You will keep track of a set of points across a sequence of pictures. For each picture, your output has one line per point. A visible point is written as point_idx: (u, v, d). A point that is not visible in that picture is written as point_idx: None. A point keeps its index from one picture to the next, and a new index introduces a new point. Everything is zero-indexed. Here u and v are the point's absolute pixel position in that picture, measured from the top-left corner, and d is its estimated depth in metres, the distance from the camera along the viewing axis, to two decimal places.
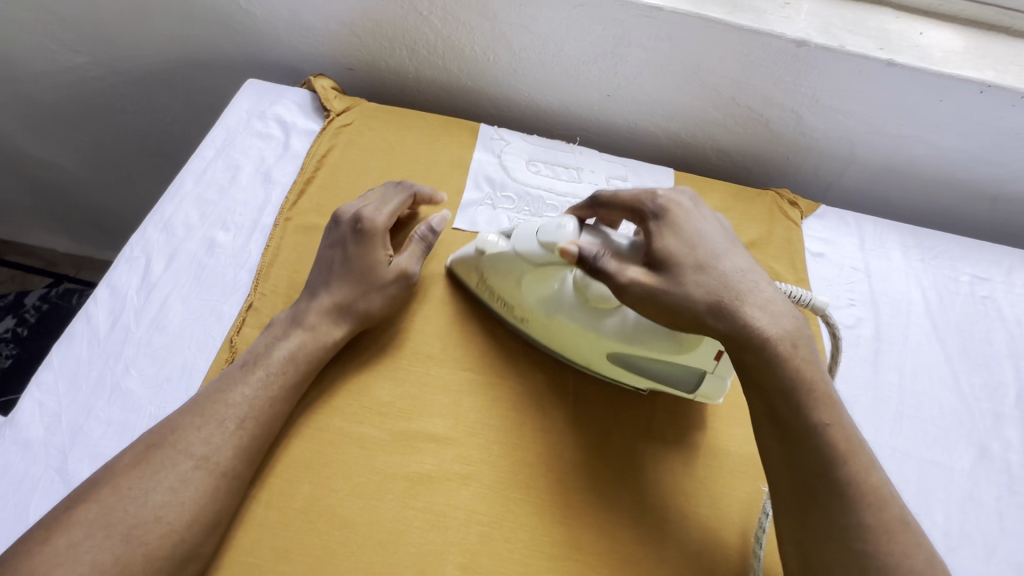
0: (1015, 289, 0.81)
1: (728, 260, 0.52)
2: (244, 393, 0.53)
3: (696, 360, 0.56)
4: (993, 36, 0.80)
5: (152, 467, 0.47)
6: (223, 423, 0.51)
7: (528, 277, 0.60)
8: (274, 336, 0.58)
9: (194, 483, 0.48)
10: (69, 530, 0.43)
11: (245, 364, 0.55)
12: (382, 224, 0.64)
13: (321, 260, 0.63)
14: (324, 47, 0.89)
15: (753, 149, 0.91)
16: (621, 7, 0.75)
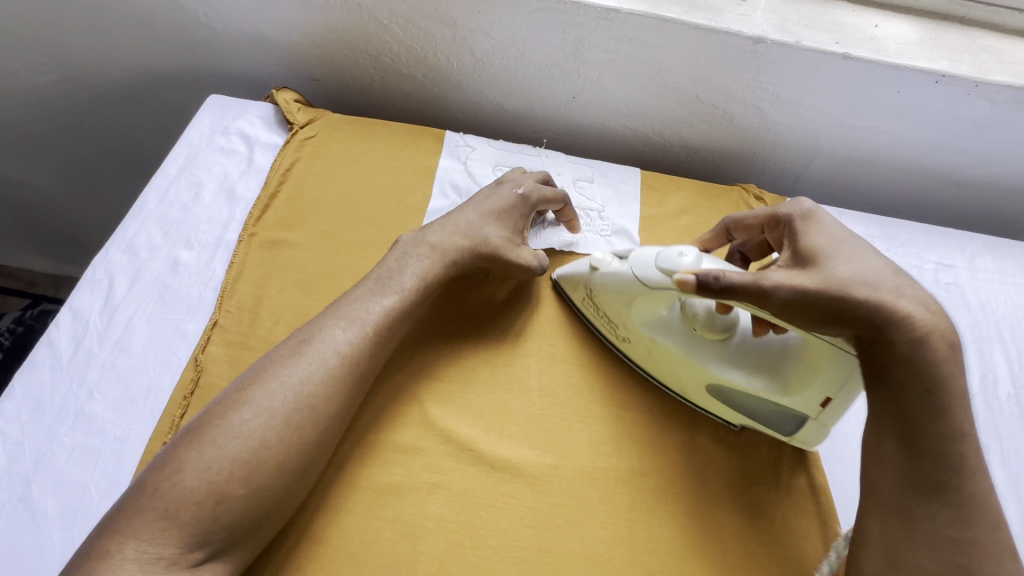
0: (979, 274, 0.82)
1: (867, 256, 0.50)
2: (382, 304, 0.58)
3: (804, 401, 0.55)
4: (946, 27, 0.81)
5: (304, 357, 0.53)
6: (362, 326, 0.56)
7: (639, 304, 0.61)
8: (403, 255, 0.63)
9: (329, 367, 0.53)
10: (241, 408, 0.49)
11: (378, 280, 0.60)
12: (540, 200, 0.70)
13: (475, 204, 0.69)
14: (288, 59, 0.89)
15: (720, 144, 0.92)
16: (579, 11, 0.76)
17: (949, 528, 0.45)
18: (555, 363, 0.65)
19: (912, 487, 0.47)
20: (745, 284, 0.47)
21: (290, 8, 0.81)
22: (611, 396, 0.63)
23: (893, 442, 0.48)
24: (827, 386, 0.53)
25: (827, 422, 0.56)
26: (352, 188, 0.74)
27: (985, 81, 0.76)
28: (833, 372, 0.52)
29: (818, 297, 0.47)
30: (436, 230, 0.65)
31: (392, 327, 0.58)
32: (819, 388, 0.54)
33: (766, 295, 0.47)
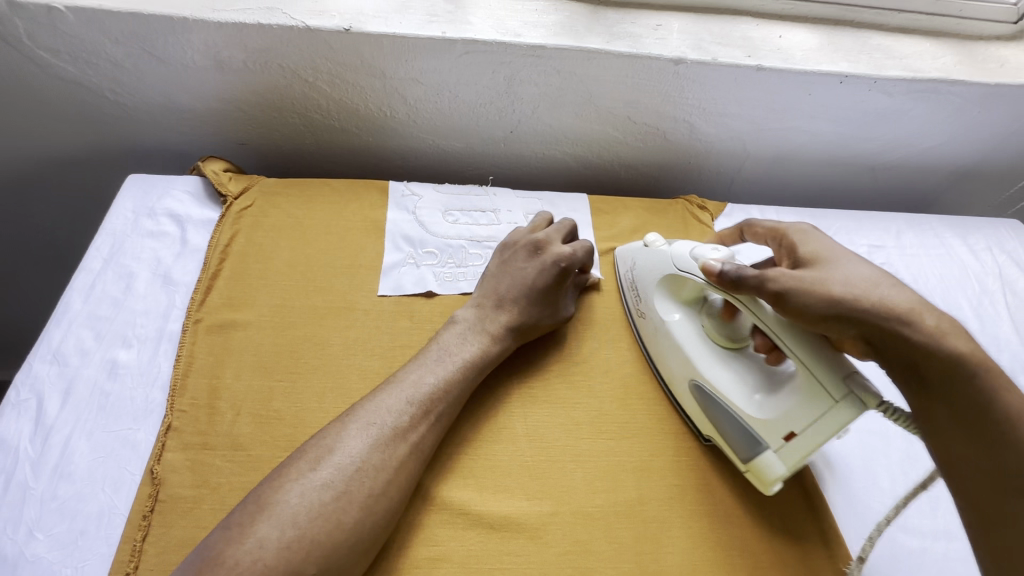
0: (906, 251, 0.89)
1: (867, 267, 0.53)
2: (438, 385, 0.56)
3: (769, 426, 0.54)
4: (840, 31, 0.88)
5: (376, 441, 0.50)
6: (426, 412, 0.54)
7: (667, 281, 0.65)
8: (458, 334, 0.62)
9: (399, 453, 0.51)
10: (317, 488, 0.46)
11: (438, 361, 0.59)
12: (576, 265, 0.68)
13: (514, 279, 0.66)
14: (210, 127, 0.85)
15: (657, 158, 0.96)
16: (506, 51, 0.76)
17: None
18: (537, 404, 0.63)
19: (1013, 494, 0.45)
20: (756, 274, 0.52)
21: (206, 75, 0.77)
22: (599, 430, 0.62)
23: (980, 455, 0.46)
24: (799, 414, 0.52)
25: (785, 459, 0.54)
26: (301, 255, 0.71)
27: (882, 77, 0.83)
28: (809, 400, 0.51)
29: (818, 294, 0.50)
30: (491, 308, 0.64)
31: (452, 409, 0.56)
32: (790, 418, 0.53)
33: (773, 288, 0.51)
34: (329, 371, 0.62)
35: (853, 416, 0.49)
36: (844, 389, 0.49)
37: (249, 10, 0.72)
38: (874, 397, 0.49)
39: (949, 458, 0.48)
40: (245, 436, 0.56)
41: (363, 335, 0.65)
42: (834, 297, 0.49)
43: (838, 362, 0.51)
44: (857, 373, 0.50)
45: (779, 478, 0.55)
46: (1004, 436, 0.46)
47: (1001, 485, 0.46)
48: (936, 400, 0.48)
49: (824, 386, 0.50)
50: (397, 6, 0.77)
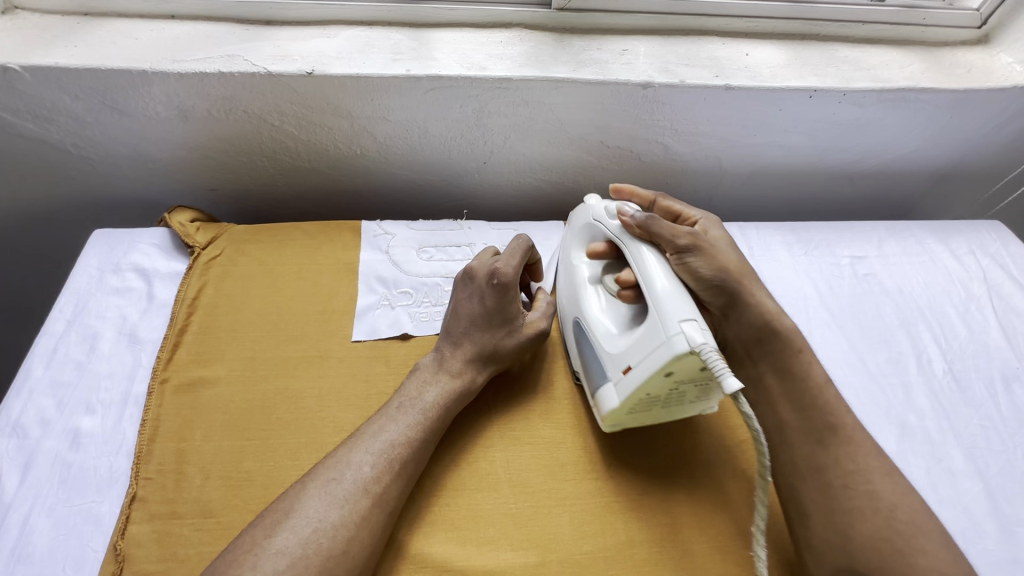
0: (889, 260, 0.88)
1: (736, 259, 0.64)
2: (403, 433, 0.52)
3: (615, 358, 0.57)
4: (806, 46, 0.88)
5: (334, 500, 0.47)
6: (388, 461, 0.50)
7: (584, 232, 0.68)
8: (422, 380, 0.57)
9: (360, 509, 0.47)
10: (272, 557, 0.43)
11: (400, 408, 0.55)
12: (517, 276, 0.61)
13: (458, 312, 0.61)
14: (178, 175, 0.84)
15: (633, 179, 0.95)
16: (472, 84, 0.76)
17: (847, 460, 0.54)
18: (519, 444, 0.61)
19: (814, 441, 0.56)
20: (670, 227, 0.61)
21: (170, 124, 0.76)
22: (585, 469, 0.60)
23: (792, 408, 0.58)
24: (637, 349, 0.55)
25: (618, 392, 0.56)
26: (272, 303, 0.69)
27: (850, 90, 0.83)
28: (647, 338, 0.54)
29: (711, 261, 0.62)
30: (448, 349, 0.59)
31: (419, 456, 0.52)
32: (630, 353, 0.55)
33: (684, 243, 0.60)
34: (303, 426, 0.60)
35: (669, 356, 0.51)
36: (674, 328, 0.51)
37: (210, 59, 0.71)
38: (696, 342, 0.50)
39: (769, 414, 0.60)
40: (214, 501, 0.54)
41: (337, 385, 0.63)
42: (719, 264, 0.62)
43: (682, 306, 0.53)
44: (695, 322, 0.51)
45: (612, 410, 0.57)
46: (809, 394, 0.58)
47: (806, 429, 0.57)
48: (765, 362, 0.61)
49: (660, 323, 0.52)
50: (360, 46, 0.76)
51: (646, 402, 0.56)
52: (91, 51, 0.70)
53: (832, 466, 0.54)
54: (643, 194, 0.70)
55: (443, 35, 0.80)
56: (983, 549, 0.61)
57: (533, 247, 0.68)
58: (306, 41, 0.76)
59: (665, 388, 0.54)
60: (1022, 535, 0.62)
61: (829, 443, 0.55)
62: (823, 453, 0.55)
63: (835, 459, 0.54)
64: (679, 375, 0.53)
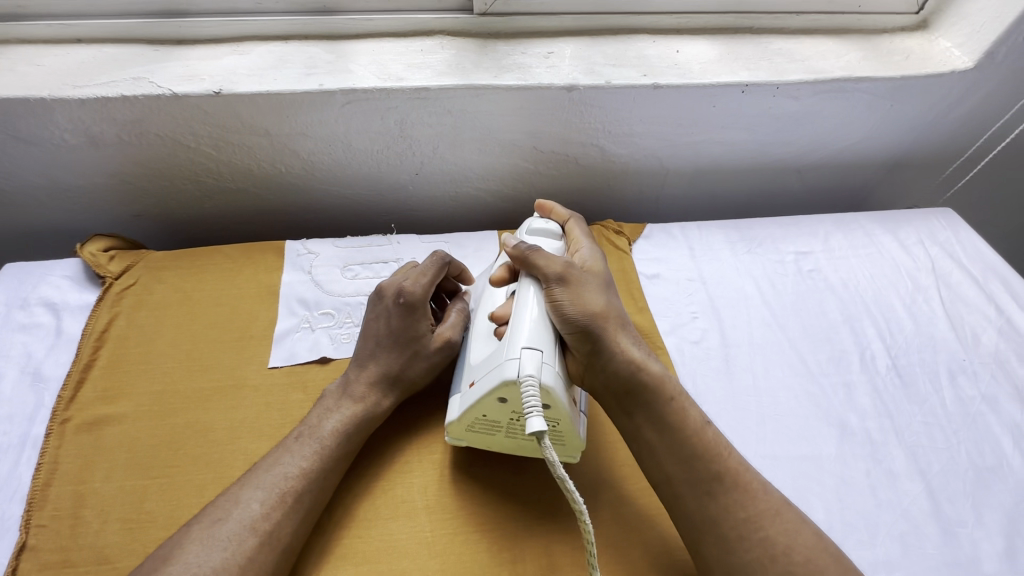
0: (834, 254, 0.86)
1: (610, 302, 0.57)
2: (298, 464, 0.52)
3: (468, 372, 0.57)
4: (740, 40, 0.86)
5: (217, 542, 0.46)
6: (280, 495, 0.50)
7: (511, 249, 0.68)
8: (324, 408, 0.57)
9: (247, 548, 0.46)
10: None
11: (298, 438, 0.54)
12: (425, 295, 0.60)
13: (367, 334, 0.61)
14: (98, 202, 0.82)
15: (573, 184, 0.93)
16: (390, 96, 0.74)
17: (739, 509, 0.49)
18: (437, 467, 0.59)
19: (702, 490, 0.51)
20: (550, 257, 0.58)
21: (81, 152, 0.74)
22: (506, 490, 0.57)
23: (672, 460, 0.52)
24: (484, 366, 0.54)
25: (458, 406, 0.56)
26: (186, 332, 0.67)
27: (783, 83, 0.81)
28: (494, 357, 0.54)
29: (576, 297, 0.55)
30: (354, 372, 0.59)
31: (316, 487, 0.52)
32: (477, 371, 0.55)
33: (553, 274, 0.56)
34: (210, 460, 0.58)
35: (500, 382, 0.51)
36: (513, 354, 0.51)
37: (113, 83, 0.69)
38: (523, 371, 0.50)
39: (652, 465, 0.53)
40: (111, 547, 0.52)
41: (250, 415, 0.61)
42: (585, 304, 0.55)
43: (535, 337, 0.53)
44: (536, 355, 0.51)
45: (451, 422, 0.57)
46: (691, 444, 0.52)
47: (693, 481, 0.51)
48: (641, 414, 0.53)
49: (506, 345, 0.53)
50: (274, 62, 0.74)
51: (483, 423, 0.55)
52: None
53: (723, 516, 0.49)
54: (559, 212, 0.69)
55: (362, 46, 0.78)
56: (924, 554, 0.58)
57: (450, 258, 0.65)
58: (217, 59, 0.74)
59: (501, 412, 0.54)
60: (964, 536, 0.60)
61: (717, 491, 0.50)
62: (711, 503, 0.50)
63: (725, 508, 0.50)
64: (511, 403, 0.52)
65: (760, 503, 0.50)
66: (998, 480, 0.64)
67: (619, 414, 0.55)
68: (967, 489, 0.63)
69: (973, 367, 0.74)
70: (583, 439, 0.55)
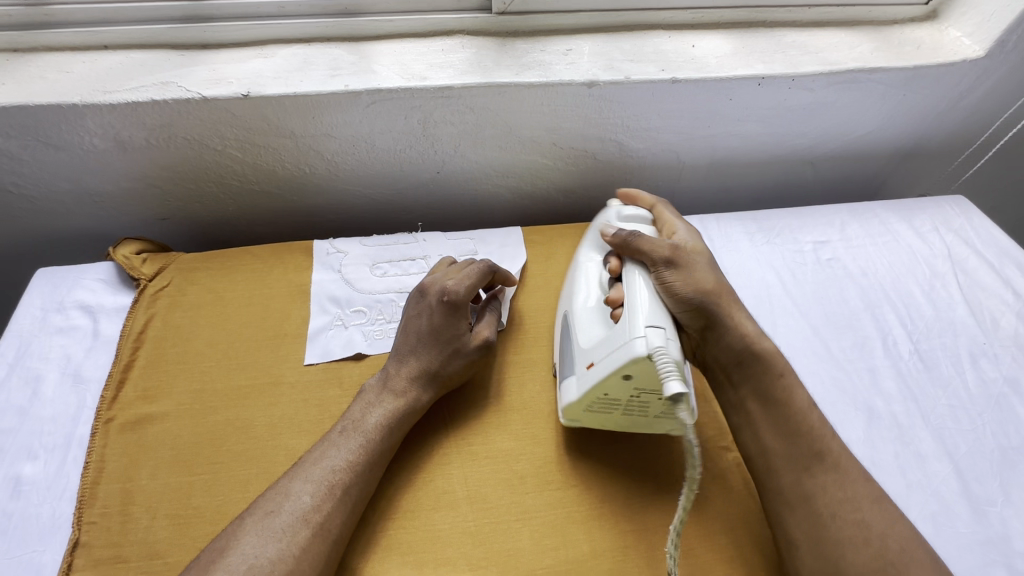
0: (852, 242, 0.88)
1: (719, 278, 0.61)
2: (344, 457, 0.53)
3: (583, 353, 0.58)
4: (753, 33, 0.88)
5: (272, 534, 0.47)
6: (329, 487, 0.51)
7: (594, 233, 0.69)
8: (366, 402, 0.58)
9: (301, 540, 0.47)
10: None
11: (342, 432, 0.55)
12: (467, 296, 0.62)
13: (407, 332, 0.62)
14: (125, 207, 0.83)
15: (591, 179, 0.94)
16: (414, 95, 0.75)
17: (835, 489, 0.52)
18: (476, 459, 0.60)
19: (800, 467, 0.54)
20: (655, 242, 0.60)
21: (111, 157, 0.75)
22: (544, 480, 0.59)
23: (774, 434, 0.56)
24: (603, 347, 0.55)
25: (577, 386, 0.57)
26: (222, 332, 0.68)
27: (799, 75, 0.82)
28: (614, 337, 0.54)
29: (686, 276, 0.59)
30: (393, 368, 0.60)
31: (362, 479, 0.52)
32: (596, 350, 0.56)
33: (662, 257, 0.59)
34: (254, 456, 0.59)
35: (628, 358, 0.51)
36: (639, 332, 0.52)
37: (143, 87, 0.70)
38: (653, 345, 0.50)
39: (751, 440, 0.57)
40: (162, 542, 0.53)
41: (289, 412, 0.62)
42: (696, 282, 0.59)
43: (655, 315, 0.53)
44: (662, 330, 0.52)
45: (568, 403, 0.58)
46: (795, 419, 0.56)
47: (792, 457, 0.54)
48: (748, 386, 0.58)
49: (628, 324, 0.53)
50: (298, 64, 0.75)
51: (603, 401, 0.56)
52: (19, 88, 0.69)
53: (817, 496, 0.52)
54: (644, 199, 0.72)
55: (383, 47, 0.79)
56: (956, 533, 0.59)
57: (496, 267, 0.69)
58: (242, 63, 0.75)
59: (625, 390, 0.54)
60: (994, 514, 0.61)
61: (816, 469, 0.53)
62: (809, 481, 0.53)
63: (822, 487, 0.52)
64: (638, 379, 0.53)
65: (836, 492, 0.52)
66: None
67: (726, 386, 0.60)
68: (994, 469, 0.64)
69: (994, 350, 0.75)
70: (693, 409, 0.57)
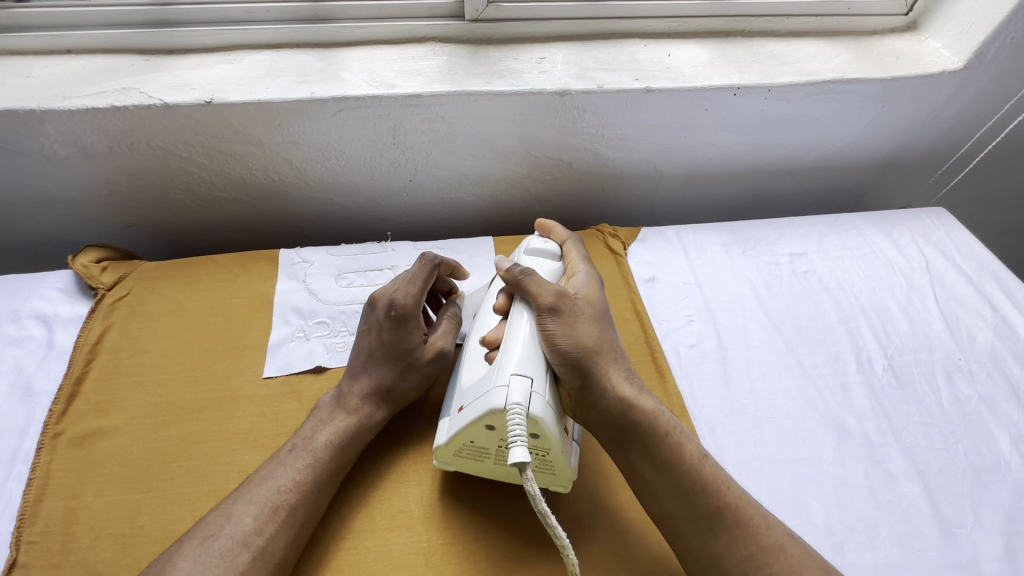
0: (829, 254, 0.87)
1: (608, 333, 0.57)
2: (292, 477, 0.51)
3: (457, 397, 0.56)
4: (731, 43, 0.87)
5: (211, 558, 0.45)
6: (275, 509, 0.49)
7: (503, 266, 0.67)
8: (318, 420, 0.57)
9: (241, 564, 0.46)
10: None
11: (291, 450, 0.54)
12: (417, 305, 0.60)
13: (359, 345, 0.60)
14: (90, 213, 0.81)
15: (567, 189, 0.93)
16: (382, 103, 0.74)
17: (743, 546, 0.48)
18: (434, 477, 0.58)
19: (704, 528, 0.49)
20: (542, 284, 0.57)
21: (72, 163, 0.74)
22: (503, 499, 0.57)
23: (671, 497, 0.51)
24: (472, 392, 0.53)
25: (445, 430, 0.55)
26: (179, 343, 0.67)
27: (775, 85, 0.81)
28: (484, 381, 0.53)
29: (568, 329, 0.54)
30: (346, 384, 0.59)
31: (311, 500, 0.51)
32: (467, 395, 0.54)
33: (548, 303, 0.55)
34: (204, 473, 0.57)
35: (491, 409, 0.50)
36: (503, 382, 0.50)
37: (104, 93, 0.69)
38: (510, 399, 0.49)
39: (652, 504, 0.52)
40: (103, 563, 0.51)
41: (244, 427, 0.60)
42: (578, 336, 0.54)
43: (525, 362, 0.52)
44: (527, 382, 0.50)
45: (438, 445, 0.55)
46: (689, 478, 0.50)
47: (692, 516, 0.50)
48: (633, 449, 0.52)
49: (498, 369, 0.52)
50: (265, 71, 0.74)
51: (471, 449, 0.54)
52: None
53: (725, 554, 0.48)
54: (558, 233, 0.70)
55: (354, 54, 0.78)
56: (924, 555, 0.58)
57: (440, 259, 0.65)
58: (208, 69, 0.74)
59: (491, 439, 0.52)
60: (964, 537, 0.60)
61: (717, 528, 0.49)
62: (713, 540, 0.49)
63: (728, 545, 0.48)
64: (500, 430, 0.51)
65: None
66: (996, 479, 0.64)
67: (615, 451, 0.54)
68: (965, 489, 0.63)
69: (968, 366, 0.74)
70: (574, 468, 0.54)
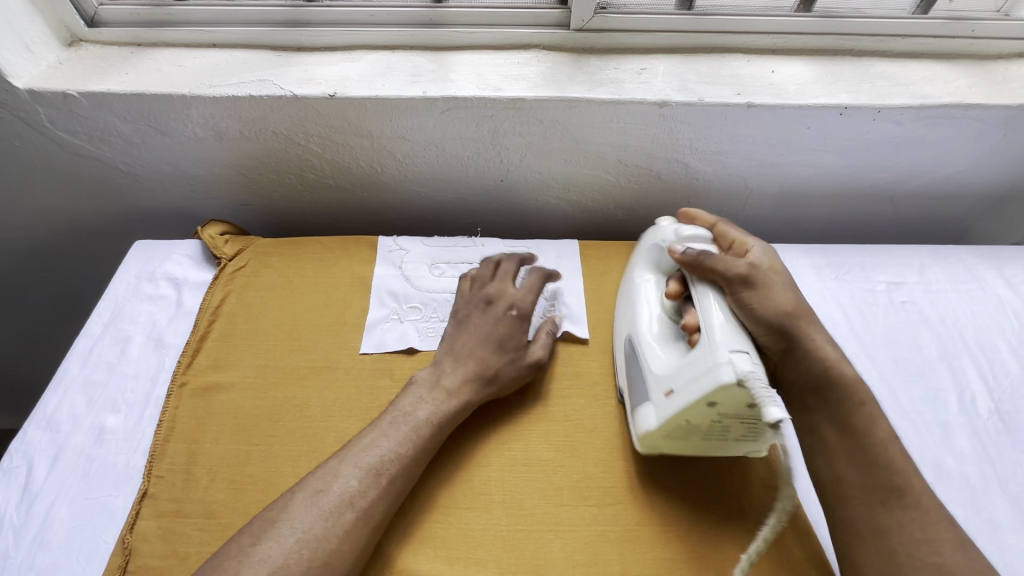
0: (931, 286, 0.82)
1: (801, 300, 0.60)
2: (393, 448, 0.55)
3: (658, 381, 0.57)
4: (837, 62, 0.85)
5: (319, 511, 0.49)
6: (375, 476, 0.53)
7: (651, 252, 0.70)
8: (416, 396, 0.60)
9: (345, 522, 0.50)
10: (253, 565, 0.46)
11: (392, 422, 0.57)
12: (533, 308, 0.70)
13: (463, 334, 0.66)
14: (214, 191, 0.90)
15: (654, 198, 0.93)
16: (487, 105, 0.77)
17: (914, 526, 0.50)
18: (516, 466, 0.60)
19: (875, 500, 0.52)
20: (727, 261, 0.60)
21: (207, 144, 0.82)
22: (581, 496, 0.58)
23: (848, 463, 0.55)
24: (681, 374, 0.55)
25: (656, 415, 0.57)
26: (287, 314, 0.73)
27: (885, 107, 0.78)
28: (694, 364, 0.54)
29: (765, 296, 0.58)
30: (447, 366, 0.63)
31: (406, 472, 0.54)
32: (674, 375, 0.55)
33: (736, 276, 0.58)
34: (305, 434, 0.62)
35: (715, 388, 0.50)
36: (723, 357, 0.51)
37: (243, 83, 0.76)
38: (742, 371, 0.50)
39: (823, 467, 0.56)
40: (218, 504, 0.56)
41: (341, 396, 0.65)
42: (777, 303, 0.58)
43: (736, 338, 0.53)
44: (745, 355, 0.51)
45: (648, 430, 0.57)
46: (873, 450, 0.54)
47: (867, 487, 0.53)
48: (822, 412, 0.57)
49: (710, 350, 0.53)
50: (382, 70, 0.80)
51: (683, 428, 0.56)
52: (138, 78, 0.76)
53: (893, 531, 0.50)
54: (704, 219, 0.71)
55: (462, 57, 0.82)
56: None
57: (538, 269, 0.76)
58: (332, 66, 0.80)
59: (706, 418, 0.54)
60: None
61: (892, 504, 0.51)
62: (884, 514, 0.51)
63: (900, 522, 0.51)
64: (722, 407, 0.52)
65: (914, 531, 0.50)
66: None
67: (800, 406, 0.59)
68: None
69: None
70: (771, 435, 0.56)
